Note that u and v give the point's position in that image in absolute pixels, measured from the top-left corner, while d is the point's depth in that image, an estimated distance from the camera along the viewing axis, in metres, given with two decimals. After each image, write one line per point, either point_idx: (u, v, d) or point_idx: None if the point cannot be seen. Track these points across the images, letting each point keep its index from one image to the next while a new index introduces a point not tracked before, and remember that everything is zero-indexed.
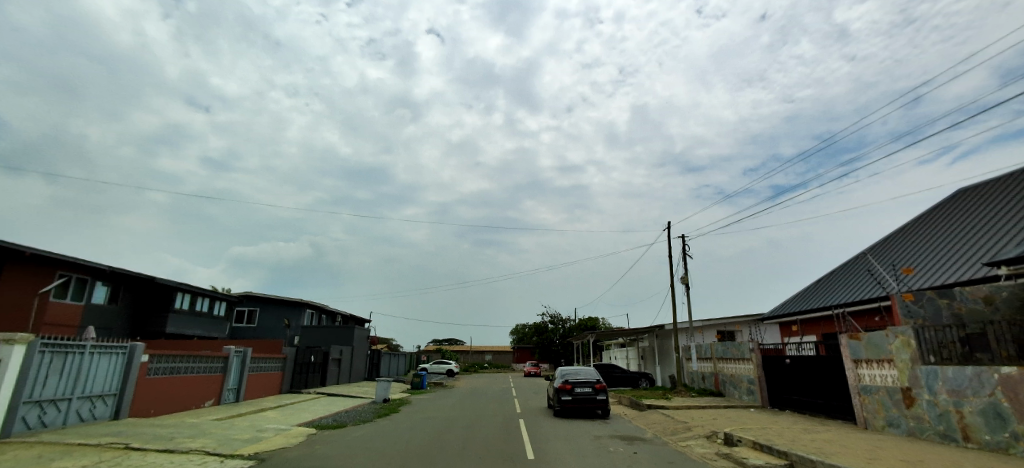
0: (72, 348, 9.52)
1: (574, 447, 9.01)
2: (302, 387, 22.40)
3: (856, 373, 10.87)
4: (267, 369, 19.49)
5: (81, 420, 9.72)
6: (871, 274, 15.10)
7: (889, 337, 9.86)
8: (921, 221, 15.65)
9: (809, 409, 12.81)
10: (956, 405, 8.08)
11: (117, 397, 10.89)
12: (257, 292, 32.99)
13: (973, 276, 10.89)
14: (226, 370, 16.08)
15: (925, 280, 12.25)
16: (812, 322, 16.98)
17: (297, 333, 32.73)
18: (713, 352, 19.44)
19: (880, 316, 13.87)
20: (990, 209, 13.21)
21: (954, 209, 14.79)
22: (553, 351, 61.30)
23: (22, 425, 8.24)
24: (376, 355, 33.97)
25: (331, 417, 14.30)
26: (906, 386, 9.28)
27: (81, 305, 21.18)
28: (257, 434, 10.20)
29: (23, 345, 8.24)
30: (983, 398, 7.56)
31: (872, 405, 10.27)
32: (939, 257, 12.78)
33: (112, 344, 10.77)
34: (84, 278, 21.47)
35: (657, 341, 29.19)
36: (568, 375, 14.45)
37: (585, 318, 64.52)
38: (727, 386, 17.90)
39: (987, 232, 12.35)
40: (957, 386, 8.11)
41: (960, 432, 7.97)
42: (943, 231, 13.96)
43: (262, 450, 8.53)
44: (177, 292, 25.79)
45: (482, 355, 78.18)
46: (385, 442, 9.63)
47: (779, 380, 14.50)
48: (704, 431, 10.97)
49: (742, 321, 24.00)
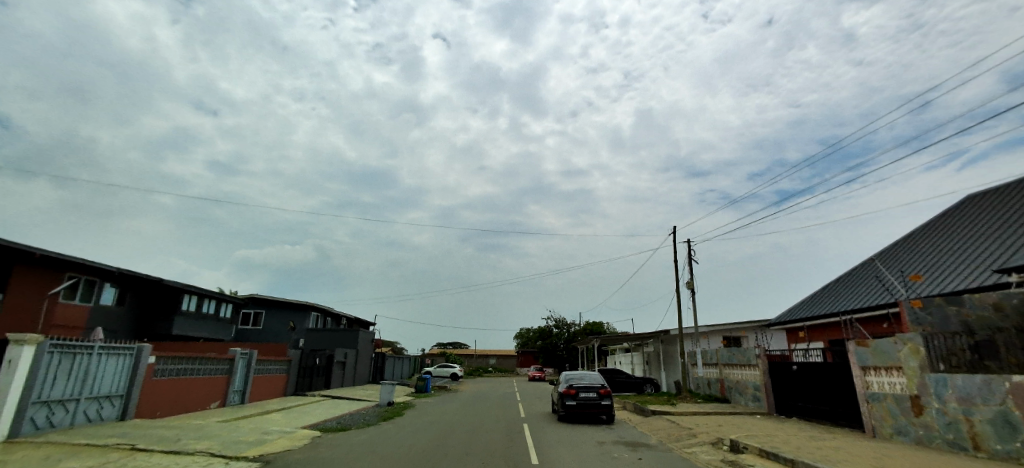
0: (81, 350, 9.60)
1: (581, 453, 8.95)
2: (307, 390, 22.46)
3: (864, 380, 10.77)
4: (272, 371, 19.54)
5: (88, 421, 9.78)
6: (879, 280, 14.97)
7: (896, 344, 9.77)
8: (930, 227, 15.54)
9: (816, 416, 12.67)
10: (965, 413, 7.99)
11: (125, 398, 10.96)
12: (262, 295, 33.16)
13: (983, 283, 10.78)
14: (231, 372, 16.14)
15: (934, 287, 12.14)
16: (819, 328, 16.83)
17: (302, 336, 32.74)
18: (718, 358, 19.30)
19: (887, 323, 13.72)
20: (1001, 215, 13.07)
21: (964, 215, 14.67)
22: (558, 356, 61.15)
23: (30, 425, 8.31)
24: (380, 358, 34.00)
25: (335, 420, 14.34)
26: (914, 394, 9.19)
27: (89, 306, 21.39)
28: (261, 436, 10.21)
29: (32, 345, 8.31)
30: (993, 407, 7.46)
31: (880, 412, 10.15)
32: (949, 263, 12.65)
33: (119, 345, 10.81)
34: (93, 280, 21.67)
35: (662, 346, 29.04)
36: (572, 379, 14.40)
37: (590, 323, 64.36)
38: (732, 392, 17.77)
39: (997, 238, 12.24)
40: (966, 394, 8.02)
41: (969, 440, 7.88)
42: (953, 237, 13.84)
43: (267, 452, 8.55)
44: (184, 294, 25.98)
45: (486, 359, 78.11)
46: (389, 446, 9.63)
47: (785, 386, 14.39)
48: (710, 437, 10.89)
49: (748, 327, 23.82)
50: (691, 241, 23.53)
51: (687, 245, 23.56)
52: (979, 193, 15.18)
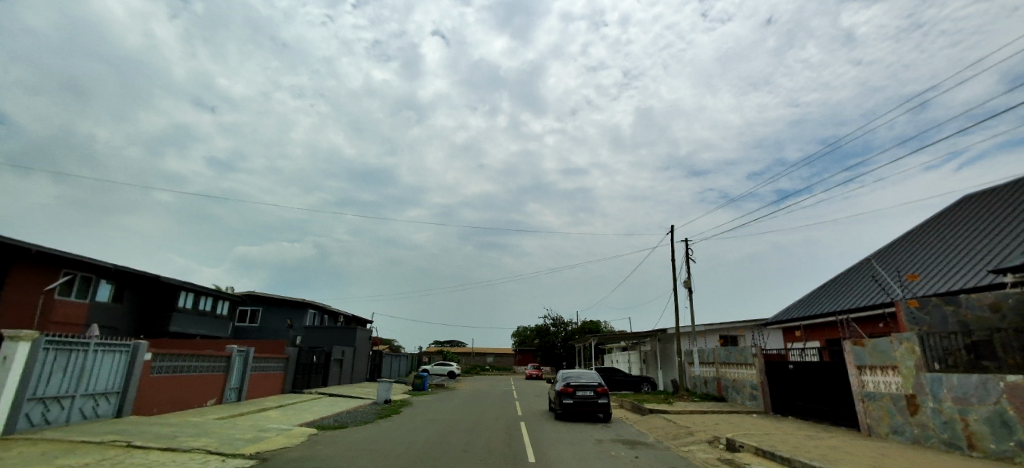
0: (77, 346, 9.58)
1: (578, 451, 8.96)
2: (304, 388, 22.44)
3: (860, 379, 10.80)
4: (269, 369, 19.50)
5: (84, 418, 9.76)
6: (876, 280, 15.00)
7: (894, 343, 9.78)
8: (926, 227, 15.59)
9: (812, 415, 12.71)
10: (961, 413, 8.01)
11: (121, 395, 10.94)
12: (260, 292, 33.13)
13: (979, 284, 10.80)
14: (228, 370, 16.11)
15: (930, 287, 12.18)
16: (816, 328, 16.85)
17: (299, 333, 32.68)
18: (715, 357, 19.33)
19: (884, 323, 13.74)
20: (997, 216, 13.11)
21: (960, 215, 14.73)
22: (556, 354, 61.18)
23: (26, 421, 8.29)
24: (378, 356, 33.97)
25: (332, 418, 14.33)
26: (910, 393, 9.22)
27: (86, 303, 21.33)
28: (258, 434, 10.19)
29: (28, 342, 8.30)
30: (989, 406, 7.47)
31: (876, 412, 10.18)
32: (946, 264, 12.68)
33: (115, 342, 10.78)
34: (90, 276, 21.62)
35: (660, 345, 29.08)
36: (570, 378, 14.40)
37: (588, 322, 64.46)
38: (730, 391, 17.79)
39: (993, 238, 12.27)
40: (962, 394, 8.04)
41: (965, 440, 7.90)
42: (949, 238, 13.87)
43: (264, 450, 8.53)
44: (182, 291, 25.94)
45: (485, 358, 78.13)
46: (386, 444, 9.62)
47: (782, 385, 14.42)
48: (707, 436, 10.90)
49: (745, 326, 23.81)
50: (690, 241, 23.40)
51: (687, 245, 23.45)
52: (975, 193, 15.22)
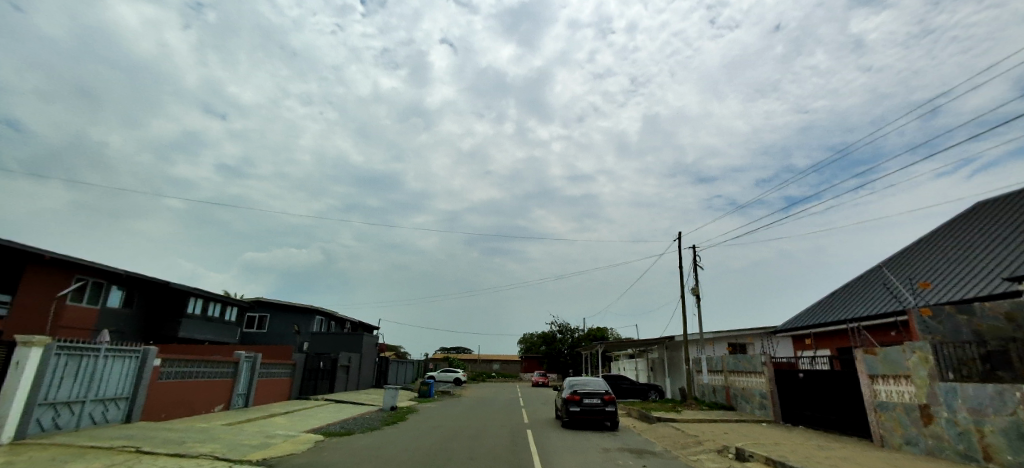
0: (87, 351, 9.66)
1: (582, 458, 8.96)
2: (312, 394, 22.54)
3: (872, 389, 10.64)
4: (275, 374, 19.55)
5: (94, 423, 9.83)
6: (888, 287, 14.83)
7: (906, 353, 9.64)
8: (939, 234, 15.39)
9: (822, 425, 12.57)
10: (977, 424, 7.85)
11: (129, 401, 10.99)
12: (267, 298, 33.37)
13: (993, 291, 10.63)
14: (236, 376, 16.18)
15: (941, 295, 12.05)
16: (826, 337, 16.72)
17: (306, 339, 32.84)
18: (723, 365, 19.16)
19: (896, 331, 13.64)
20: (1013, 222, 12.88)
21: (973, 222, 14.53)
22: (561, 361, 60.95)
23: (36, 426, 8.36)
24: (384, 362, 34.02)
25: (338, 424, 14.30)
26: (923, 404, 9.06)
27: (96, 308, 21.54)
28: (265, 439, 10.20)
29: (40, 347, 8.40)
30: (1005, 417, 7.33)
31: (889, 422, 10.00)
32: (958, 271, 12.51)
33: (125, 348, 10.88)
34: (100, 282, 21.85)
35: (667, 353, 28.88)
36: (576, 385, 14.25)
37: (594, 330, 64.11)
38: (739, 400, 17.58)
39: (1006, 246, 12.09)
40: (977, 405, 7.88)
41: (980, 452, 7.75)
42: (963, 244, 13.66)
43: (271, 456, 8.57)
44: (190, 297, 26.15)
45: (490, 364, 77.95)
46: (392, 451, 9.60)
47: (793, 395, 14.19)
48: (715, 445, 10.77)
49: (754, 334, 23.64)
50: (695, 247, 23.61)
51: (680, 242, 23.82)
52: (989, 200, 15.02)
